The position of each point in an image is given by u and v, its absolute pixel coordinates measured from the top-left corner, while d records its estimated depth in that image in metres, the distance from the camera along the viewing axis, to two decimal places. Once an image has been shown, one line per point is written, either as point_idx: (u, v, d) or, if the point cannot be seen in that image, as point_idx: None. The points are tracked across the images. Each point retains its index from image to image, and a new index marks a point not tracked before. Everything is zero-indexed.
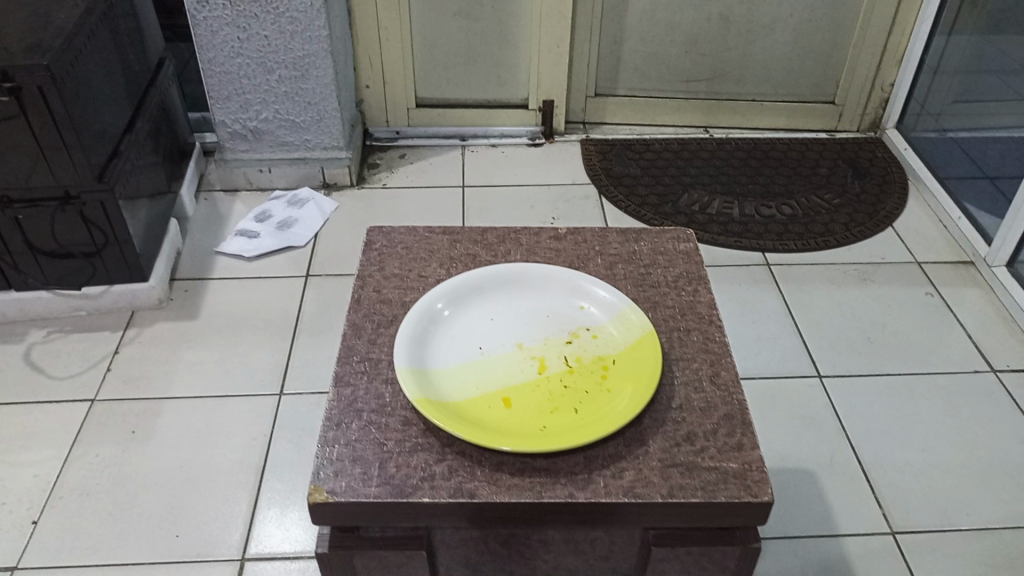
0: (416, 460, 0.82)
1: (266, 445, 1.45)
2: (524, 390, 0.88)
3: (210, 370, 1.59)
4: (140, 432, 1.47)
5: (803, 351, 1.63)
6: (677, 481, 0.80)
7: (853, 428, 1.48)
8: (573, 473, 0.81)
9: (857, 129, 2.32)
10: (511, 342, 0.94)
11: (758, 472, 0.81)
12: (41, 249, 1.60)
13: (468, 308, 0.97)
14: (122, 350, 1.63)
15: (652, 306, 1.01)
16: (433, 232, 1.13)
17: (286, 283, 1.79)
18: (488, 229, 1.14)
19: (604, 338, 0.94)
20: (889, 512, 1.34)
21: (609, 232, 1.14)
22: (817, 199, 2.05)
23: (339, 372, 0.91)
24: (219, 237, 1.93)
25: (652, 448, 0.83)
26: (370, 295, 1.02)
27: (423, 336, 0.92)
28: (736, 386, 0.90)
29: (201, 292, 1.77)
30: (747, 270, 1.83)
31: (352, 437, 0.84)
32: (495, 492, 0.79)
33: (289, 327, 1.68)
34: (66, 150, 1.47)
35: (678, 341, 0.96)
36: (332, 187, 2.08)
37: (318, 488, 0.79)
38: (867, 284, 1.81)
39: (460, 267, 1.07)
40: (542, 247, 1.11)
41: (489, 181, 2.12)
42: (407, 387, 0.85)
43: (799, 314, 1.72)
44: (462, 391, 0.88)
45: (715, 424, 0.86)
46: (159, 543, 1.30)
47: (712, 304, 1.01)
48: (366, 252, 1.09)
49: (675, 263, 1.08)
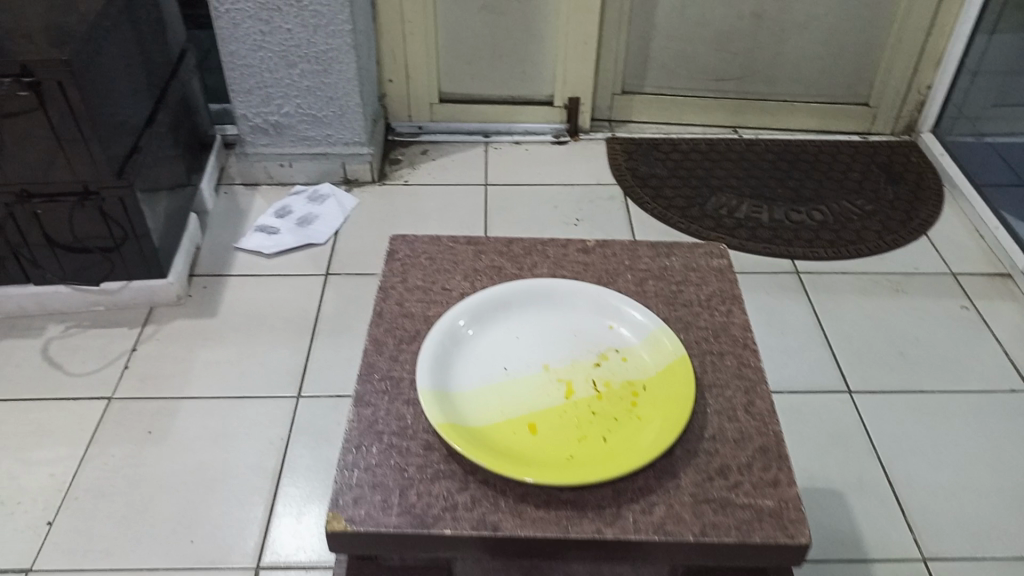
0: (438, 488, 0.79)
1: (283, 449, 1.43)
2: (551, 416, 0.85)
3: (227, 370, 1.57)
4: (156, 432, 1.45)
5: (833, 364, 1.59)
6: (710, 518, 0.77)
7: (884, 447, 1.44)
8: (602, 507, 0.78)
9: (891, 132, 2.25)
10: (537, 363, 0.90)
11: (795, 511, 0.78)
12: (60, 244, 1.58)
13: (493, 326, 0.94)
14: (139, 347, 1.61)
15: (684, 327, 0.97)
16: (457, 241, 1.10)
17: (305, 282, 1.77)
18: (514, 240, 1.11)
19: (634, 362, 0.91)
20: (920, 537, 1.30)
21: (639, 246, 1.10)
22: (848, 204, 2.00)
23: (359, 391, 0.88)
24: (238, 232, 1.90)
25: (684, 482, 0.80)
26: (392, 308, 0.99)
27: (446, 357, 0.88)
28: (771, 416, 0.87)
29: (220, 289, 1.75)
30: (775, 279, 1.78)
31: (372, 461, 0.81)
32: (520, 525, 0.76)
33: (307, 326, 1.66)
34: (85, 144, 1.45)
35: (710, 366, 0.92)
36: (353, 183, 2.05)
37: (336, 516, 0.77)
38: (900, 295, 1.75)
39: (484, 280, 1.04)
40: (569, 260, 1.07)
41: (512, 180, 2.08)
42: (430, 411, 0.82)
43: (830, 325, 1.67)
44: (486, 415, 0.84)
45: (750, 457, 0.83)
46: (174, 549, 1.28)
47: (746, 326, 0.97)
48: (388, 262, 1.06)
49: (708, 280, 1.04)
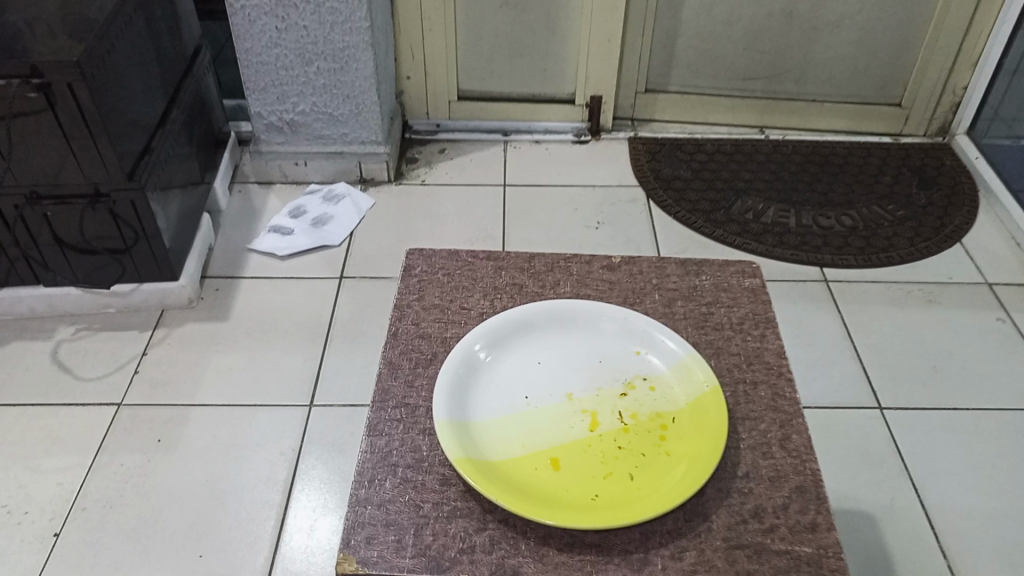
0: (455, 528, 0.75)
1: (294, 460, 1.39)
2: (575, 450, 0.80)
3: (239, 376, 1.53)
4: (166, 441, 1.42)
5: (862, 379, 1.53)
6: (743, 566, 0.72)
7: (916, 467, 1.38)
8: (628, 552, 0.73)
9: (924, 134, 2.18)
10: (560, 392, 0.86)
11: (835, 560, 0.73)
12: (70, 245, 1.54)
13: (514, 350, 0.89)
14: (150, 352, 1.58)
15: (715, 353, 0.92)
16: (477, 257, 1.05)
17: (319, 285, 1.73)
18: (536, 256, 1.06)
19: (663, 392, 0.86)
20: (954, 564, 1.25)
21: (667, 263, 1.05)
22: (879, 209, 1.93)
23: (373, 419, 0.84)
24: (252, 233, 1.86)
25: (715, 525, 0.75)
26: (408, 329, 0.95)
27: (464, 385, 0.84)
28: (809, 453, 0.82)
29: (233, 291, 1.71)
30: (803, 287, 1.73)
31: (386, 497, 0.77)
32: (541, 570, 0.72)
33: (321, 332, 1.62)
34: (93, 142, 1.40)
35: (744, 396, 0.87)
36: (369, 182, 2.01)
37: (347, 557, 0.72)
38: (933, 306, 1.69)
39: (505, 299, 0.99)
40: (594, 278, 1.02)
41: (532, 180, 2.03)
42: (447, 445, 0.77)
43: (859, 338, 1.62)
44: (506, 449, 0.80)
45: (786, 498, 0.78)
46: (182, 563, 1.24)
47: (782, 352, 0.92)
48: (405, 278, 1.02)
49: (741, 301, 0.99)
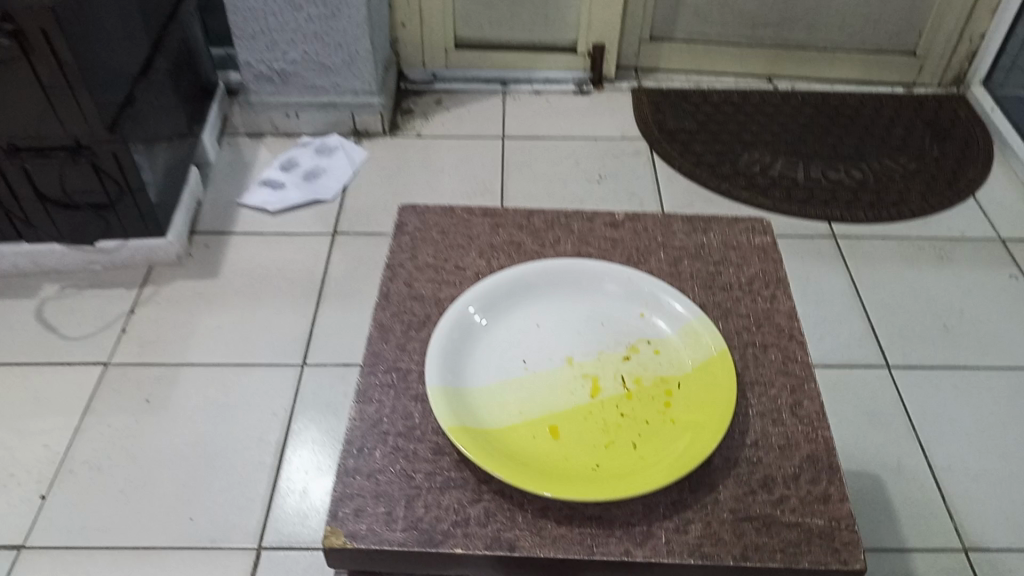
0: (448, 499, 0.71)
1: (287, 421, 1.36)
2: (575, 418, 0.76)
3: (230, 335, 1.49)
4: (155, 402, 1.38)
5: (871, 338, 1.49)
6: (752, 540, 0.69)
7: (925, 428, 1.35)
8: (631, 525, 0.70)
9: (938, 85, 2.11)
10: (560, 357, 0.82)
11: (848, 532, 0.69)
12: (52, 200, 1.49)
13: (511, 312, 0.85)
14: (138, 310, 1.53)
15: (723, 314, 0.88)
16: (473, 213, 1.00)
17: (312, 242, 1.68)
18: (535, 212, 1.01)
19: (668, 356, 0.82)
20: (962, 527, 1.22)
21: (673, 220, 1.00)
22: (890, 162, 1.87)
23: (362, 385, 0.80)
24: (242, 187, 1.80)
25: (722, 496, 0.72)
26: (400, 289, 0.90)
27: (458, 349, 0.80)
28: (821, 420, 0.78)
29: (223, 247, 1.66)
30: (811, 243, 1.67)
31: (376, 467, 0.73)
32: (539, 544, 0.68)
33: (314, 289, 1.57)
34: (71, 92, 1.34)
35: (753, 360, 0.83)
36: (363, 134, 1.95)
37: (335, 531, 0.69)
38: (945, 263, 1.64)
39: (502, 257, 0.95)
40: (596, 236, 0.97)
41: (532, 132, 1.96)
42: (440, 413, 0.73)
43: (868, 296, 1.57)
44: (503, 416, 0.76)
45: (797, 467, 0.74)
46: (172, 526, 1.22)
47: (793, 313, 0.88)
48: (397, 235, 0.97)
49: (750, 261, 0.95)
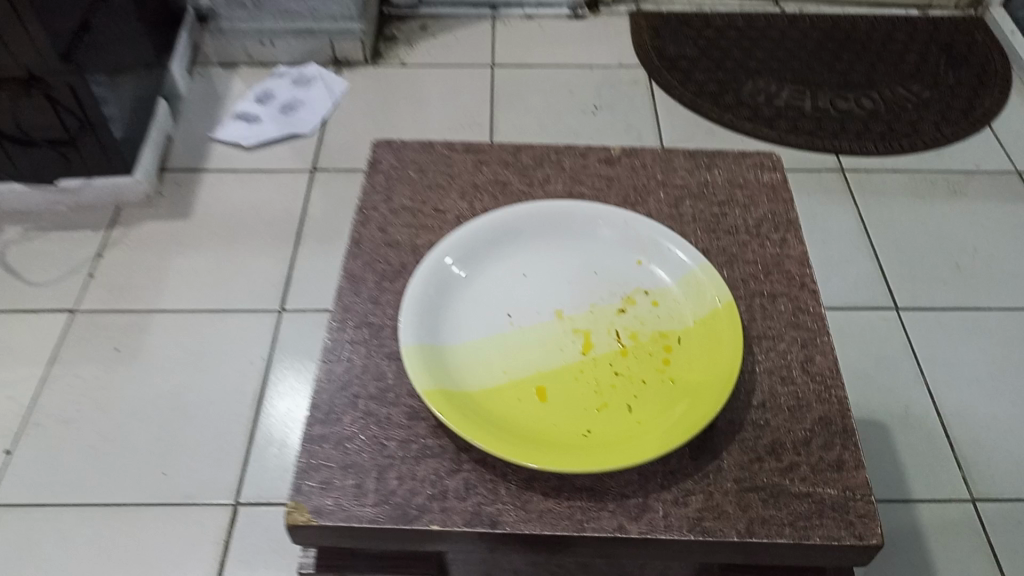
0: (424, 470, 0.65)
1: (265, 370, 1.29)
2: (564, 379, 0.69)
3: (204, 279, 1.41)
4: (126, 350, 1.31)
5: (879, 279, 1.42)
6: (758, 513, 0.62)
7: (934, 373, 1.29)
8: (624, 497, 0.63)
9: (954, 7, 1.99)
10: (548, 311, 0.74)
11: (864, 504, 0.63)
12: (6, 136, 1.38)
13: (494, 261, 0.77)
14: (105, 254, 1.45)
15: (728, 261, 0.80)
16: (455, 149, 0.91)
17: (289, 179, 1.58)
18: (522, 148, 0.92)
19: (667, 308, 0.74)
20: (971, 476, 1.17)
21: (674, 155, 0.92)
22: (903, 90, 1.76)
23: (330, 343, 0.73)
24: (215, 120, 1.70)
25: (726, 464, 0.65)
26: (373, 235, 0.82)
27: (435, 302, 0.72)
28: (834, 378, 0.71)
29: (195, 186, 1.57)
30: (818, 178, 1.58)
31: (345, 436, 0.66)
32: (524, 520, 0.62)
33: (292, 230, 1.49)
34: (17, 18, 1.23)
35: (760, 312, 0.76)
36: (343, 64, 1.83)
37: (298, 506, 0.62)
38: (958, 198, 1.56)
39: (486, 198, 0.86)
40: (589, 175, 0.89)
41: (523, 61, 1.84)
42: (415, 373, 0.66)
43: (877, 234, 1.49)
44: (484, 377, 0.69)
45: (808, 431, 0.67)
46: (145, 482, 1.16)
47: (804, 260, 0.80)
48: (370, 174, 0.88)
49: (758, 200, 0.87)
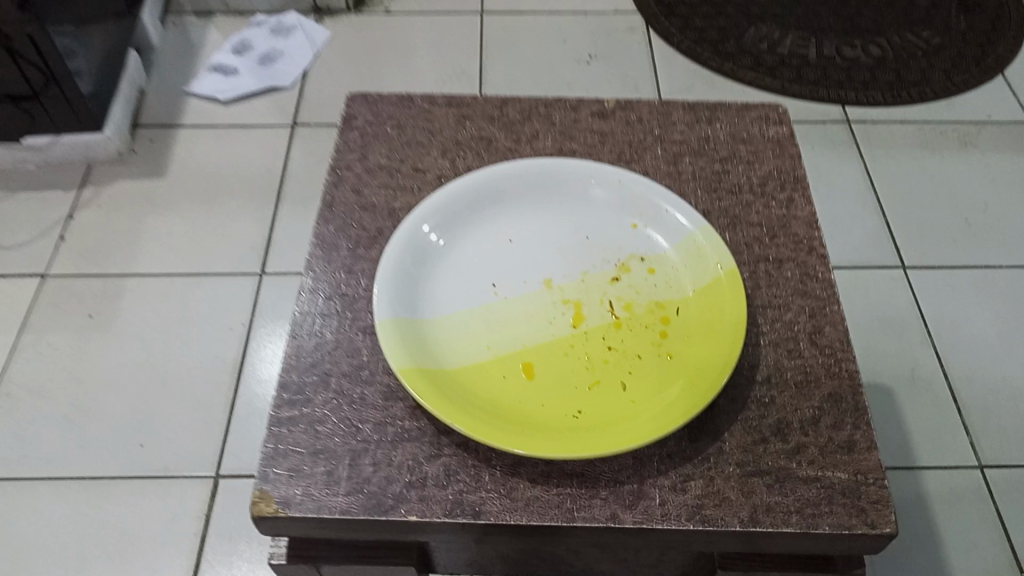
0: (401, 455, 0.60)
1: (246, 337, 1.23)
2: (553, 355, 0.64)
3: (180, 242, 1.35)
4: (99, 317, 1.25)
5: (885, 237, 1.36)
6: (762, 499, 0.58)
7: (941, 334, 1.24)
8: (618, 483, 0.58)
9: None
10: (536, 280, 0.69)
11: (877, 489, 0.58)
12: None
13: (477, 227, 0.71)
14: (77, 215, 1.38)
15: (730, 224, 0.74)
16: (436, 103, 0.85)
17: (268, 135, 1.51)
18: (509, 101, 0.85)
19: (664, 275, 0.69)
20: (978, 442, 1.12)
21: (672, 108, 0.85)
22: (913, 36, 1.68)
23: (300, 316, 0.67)
24: (190, 73, 1.62)
25: (727, 447, 0.60)
26: (347, 197, 0.76)
27: (413, 273, 0.66)
28: (844, 350, 0.66)
29: (170, 142, 1.49)
30: (822, 130, 1.51)
31: (316, 418, 0.61)
32: (510, 510, 0.57)
33: (273, 189, 1.42)
34: None
35: (765, 280, 0.70)
36: (325, 12, 1.74)
37: (264, 496, 0.57)
38: (968, 150, 1.49)
39: (470, 155, 0.80)
40: (580, 130, 0.82)
41: (514, 8, 1.75)
42: (390, 350, 0.60)
43: (883, 189, 1.43)
44: (466, 355, 0.63)
45: (816, 410, 0.62)
46: (122, 454, 1.11)
47: (813, 221, 0.75)
48: (345, 130, 0.82)
49: (764, 156, 0.80)
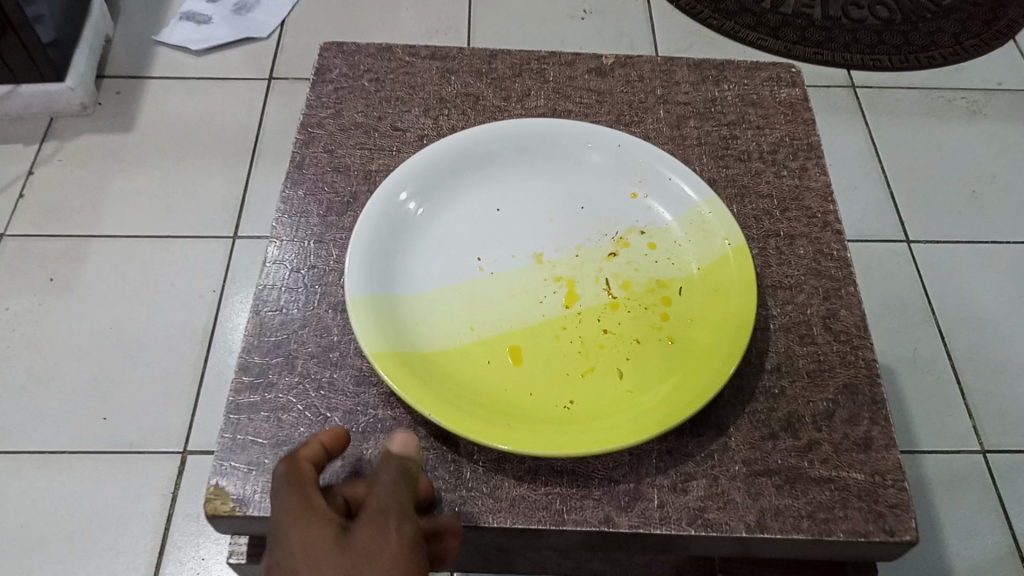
0: (373, 448, 0.54)
1: (217, 303, 1.17)
2: (543, 338, 0.58)
3: (148, 201, 1.27)
4: (61, 281, 1.18)
5: (889, 208, 1.30)
6: (771, 502, 0.52)
7: (945, 312, 1.19)
8: (613, 483, 0.53)
9: None
10: (526, 255, 0.62)
11: (895, 491, 0.53)
12: None
13: (461, 195, 0.65)
14: (38, 171, 1.30)
15: (739, 194, 0.68)
16: (417, 55, 0.77)
17: (243, 89, 1.42)
18: (498, 54, 0.78)
19: (666, 251, 0.62)
20: (981, 424, 1.08)
21: (676, 66, 0.78)
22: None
23: (263, 291, 0.61)
24: (160, 21, 1.52)
25: (733, 443, 0.55)
26: (318, 158, 0.69)
27: (388, 244, 0.60)
28: (860, 338, 0.60)
29: (138, 94, 1.40)
30: (826, 94, 1.45)
31: (279, 405, 0.55)
32: (493, 512, 0.52)
33: (247, 146, 1.34)
34: None
35: (776, 257, 0.64)
36: None
37: (221, 493, 0.51)
38: (977, 119, 1.43)
39: (455, 114, 0.73)
40: (576, 88, 0.75)
41: None
42: (362, 330, 0.54)
43: (889, 158, 1.37)
44: (447, 336, 0.57)
45: (830, 402, 0.57)
46: (83, 426, 1.05)
47: (827, 193, 0.69)
48: (316, 84, 0.74)
49: (775, 121, 0.74)
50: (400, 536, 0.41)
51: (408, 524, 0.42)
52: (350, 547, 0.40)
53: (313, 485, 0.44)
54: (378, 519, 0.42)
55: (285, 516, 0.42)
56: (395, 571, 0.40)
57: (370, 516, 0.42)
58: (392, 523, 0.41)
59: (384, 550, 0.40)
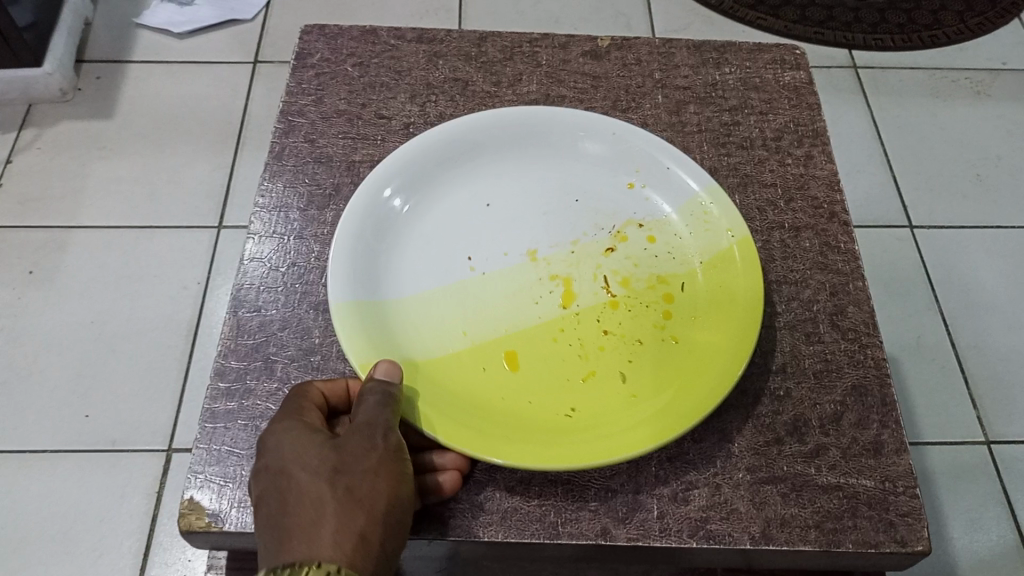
0: None
1: (201, 296, 1.13)
2: (539, 340, 0.55)
3: (129, 190, 1.23)
4: (40, 273, 1.15)
5: (892, 192, 1.27)
6: (777, 512, 0.50)
7: (948, 298, 1.16)
8: (610, 494, 0.50)
9: None
10: (520, 252, 0.59)
11: (907, 500, 0.50)
12: None
13: (450, 188, 0.62)
14: (16, 159, 1.26)
15: (741, 183, 0.65)
16: (403, 38, 0.74)
17: (227, 73, 1.38)
18: (488, 36, 0.74)
19: (667, 244, 0.59)
20: (985, 414, 1.06)
21: (675, 48, 0.74)
22: None
23: (242, 291, 0.57)
24: (142, 2, 1.47)
25: (737, 450, 0.52)
26: (299, 147, 0.65)
27: (372, 242, 0.57)
28: (869, 335, 0.57)
29: (119, 79, 1.36)
30: (828, 75, 1.41)
31: (258, 412, 0.52)
32: (486, 524, 0.49)
33: (232, 132, 1.30)
34: None
35: (781, 250, 0.61)
36: None
37: (195, 508, 0.49)
38: (981, 99, 1.39)
39: (443, 100, 0.69)
40: (569, 72, 0.72)
41: None
42: (345, 333, 0.51)
43: (891, 140, 1.34)
44: (435, 339, 0.54)
45: (838, 405, 0.54)
46: (64, 425, 1.02)
47: (833, 181, 0.65)
48: (297, 70, 0.71)
49: (778, 105, 0.71)
50: (385, 446, 0.46)
51: (393, 434, 0.47)
52: (340, 452, 0.45)
53: (307, 398, 0.48)
54: (363, 430, 0.46)
55: (278, 423, 0.47)
56: (381, 474, 0.45)
57: (357, 428, 0.46)
58: (377, 434, 0.46)
59: (371, 456, 0.45)
